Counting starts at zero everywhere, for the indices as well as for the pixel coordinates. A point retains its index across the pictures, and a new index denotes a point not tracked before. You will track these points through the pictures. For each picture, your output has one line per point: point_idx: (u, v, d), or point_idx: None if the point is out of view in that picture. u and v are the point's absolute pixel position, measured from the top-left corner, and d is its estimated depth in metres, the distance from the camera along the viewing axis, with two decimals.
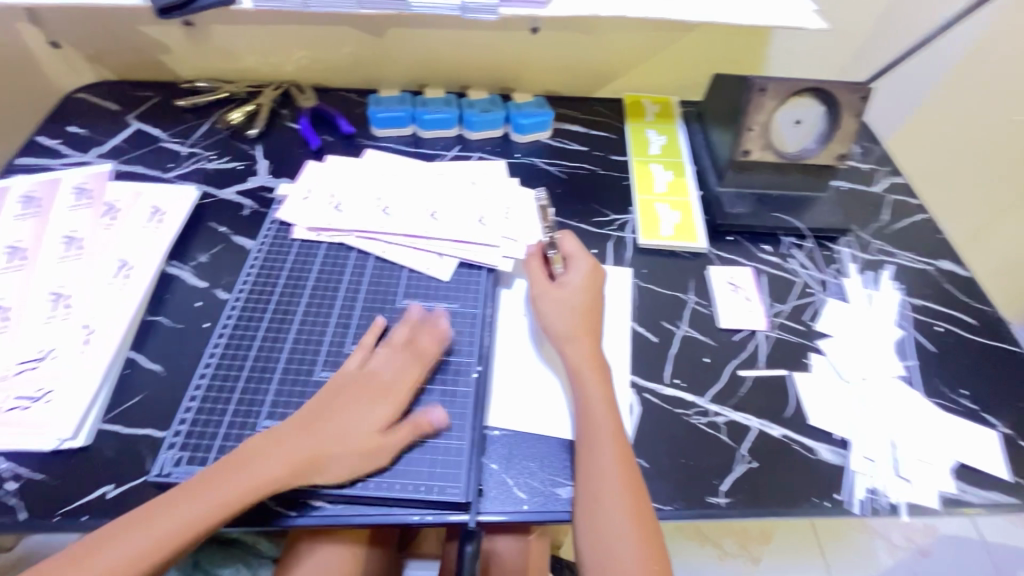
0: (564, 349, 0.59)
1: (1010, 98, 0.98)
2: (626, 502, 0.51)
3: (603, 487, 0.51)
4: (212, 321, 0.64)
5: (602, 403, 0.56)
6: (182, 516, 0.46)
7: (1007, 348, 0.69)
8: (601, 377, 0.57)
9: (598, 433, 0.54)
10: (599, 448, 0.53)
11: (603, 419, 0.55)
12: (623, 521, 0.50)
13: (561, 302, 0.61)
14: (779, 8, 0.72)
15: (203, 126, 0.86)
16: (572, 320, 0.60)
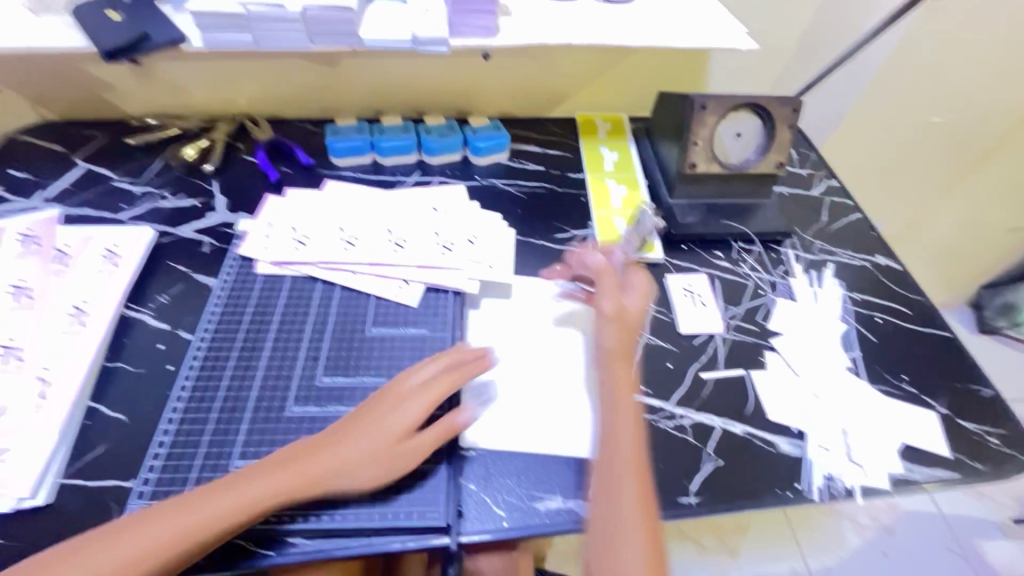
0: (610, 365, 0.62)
1: (925, 102, 1.07)
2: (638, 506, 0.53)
3: (617, 486, 0.53)
4: (177, 363, 0.63)
5: (633, 418, 0.58)
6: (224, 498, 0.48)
7: (939, 334, 0.75)
8: (635, 396, 0.60)
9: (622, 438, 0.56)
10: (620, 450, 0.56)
11: (630, 432, 0.57)
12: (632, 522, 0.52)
13: (617, 322, 0.65)
14: (713, 31, 0.77)
15: (156, 164, 0.85)
16: (622, 342, 0.64)
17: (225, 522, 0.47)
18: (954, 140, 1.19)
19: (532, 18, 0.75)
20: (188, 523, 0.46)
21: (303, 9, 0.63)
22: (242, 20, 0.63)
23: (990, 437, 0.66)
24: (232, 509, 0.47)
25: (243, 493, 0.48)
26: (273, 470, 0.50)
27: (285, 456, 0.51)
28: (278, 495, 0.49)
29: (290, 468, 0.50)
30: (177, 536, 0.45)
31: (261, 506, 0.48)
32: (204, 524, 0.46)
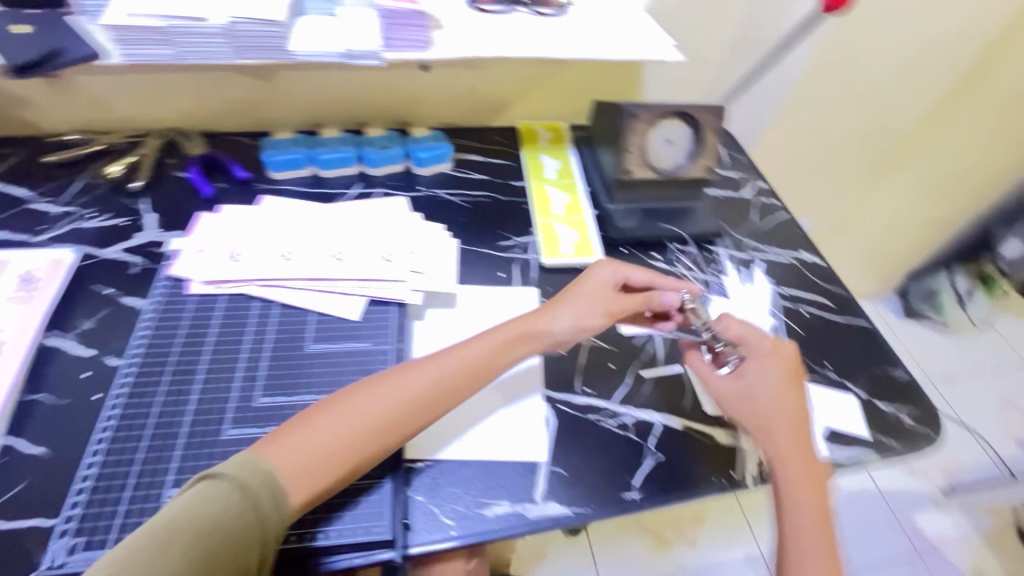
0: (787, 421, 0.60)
1: (841, 107, 1.15)
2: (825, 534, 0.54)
3: (800, 509, 0.55)
4: (104, 391, 0.60)
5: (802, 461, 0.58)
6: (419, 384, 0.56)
7: (858, 323, 0.81)
8: (801, 442, 0.59)
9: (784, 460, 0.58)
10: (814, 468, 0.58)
11: (797, 473, 0.57)
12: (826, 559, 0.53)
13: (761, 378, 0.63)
14: (641, 43, 0.80)
15: (77, 182, 0.81)
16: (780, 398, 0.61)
17: (416, 406, 0.54)
18: (871, 141, 1.28)
19: (466, 31, 0.76)
20: (393, 400, 0.54)
21: (228, 23, 0.62)
22: (163, 34, 0.61)
23: (904, 416, 0.71)
24: (405, 397, 0.54)
25: (411, 381, 0.55)
26: (438, 358, 0.58)
27: (470, 344, 0.60)
28: (457, 376, 0.57)
29: (477, 348, 0.60)
30: (367, 419, 0.52)
31: (449, 388, 0.57)
32: (376, 415, 0.53)
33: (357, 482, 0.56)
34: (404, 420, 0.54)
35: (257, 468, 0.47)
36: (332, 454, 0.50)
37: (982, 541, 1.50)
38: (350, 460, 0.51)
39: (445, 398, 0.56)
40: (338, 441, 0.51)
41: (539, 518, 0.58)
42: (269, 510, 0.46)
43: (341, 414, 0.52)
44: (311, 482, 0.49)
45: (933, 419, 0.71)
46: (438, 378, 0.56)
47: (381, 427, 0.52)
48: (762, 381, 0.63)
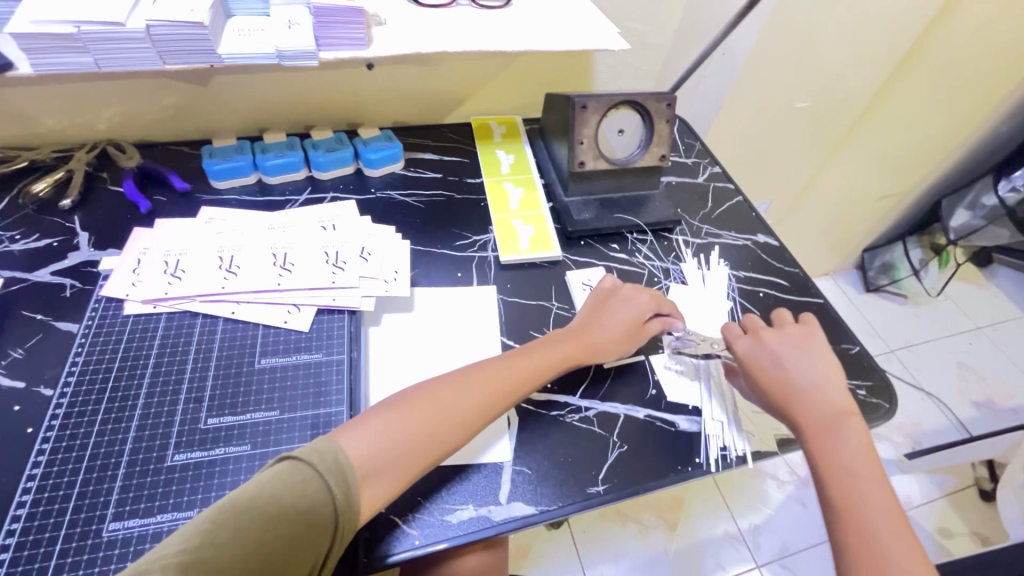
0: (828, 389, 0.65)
1: (790, 89, 1.17)
2: (884, 490, 0.58)
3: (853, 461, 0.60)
4: (35, 424, 0.57)
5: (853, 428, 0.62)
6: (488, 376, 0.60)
7: (813, 301, 0.82)
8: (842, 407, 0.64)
9: (819, 433, 0.62)
10: (851, 430, 0.62)
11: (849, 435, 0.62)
12: (886, 514, 0.56)
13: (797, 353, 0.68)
14: (587, 33, 0.79)
15: (1, 202, 0.76)
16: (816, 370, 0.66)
17: (482, 410, 0.57)
18: (821, 122, 1.31)
19: (407, 28, 0.74)
20: (465, 405, 0.57)
21: (146, 27, 0.58)
22: (75, 41, 0.57)
23: (858, 390, 0.73)
24: (473, 401, 0.57)
25: (478, 386, 0.58)
26: (499, 365, 0.61)
27: (525, 353, 0.63)
28: (520, 381, 0.61)
29: (539, 357, 0.63)
30: (432, 424, 0.54)
31: (509, 395, 0.60)
32: (446, 417, 0.55)
33: None
34: (471, 425, 0.57)
35: (335, 462, 0.48)
36: (405, 453, 0.52)
37: (945, 500, 1.56)
38: (419, 463, 0.53)
39: (507, 399, 0.59)
40: (411, 440, 0.53)
41: (505, 520, 0.57)
42: (344, 503, 0.47)
43: (412, 415, 0.54)
44: (384, 483, 0.50)
45: (887, 391, 0.73)
46: (507, 385, 0.60)
47: (449, 431, 0.55)
48: (765, 363, 0.67)
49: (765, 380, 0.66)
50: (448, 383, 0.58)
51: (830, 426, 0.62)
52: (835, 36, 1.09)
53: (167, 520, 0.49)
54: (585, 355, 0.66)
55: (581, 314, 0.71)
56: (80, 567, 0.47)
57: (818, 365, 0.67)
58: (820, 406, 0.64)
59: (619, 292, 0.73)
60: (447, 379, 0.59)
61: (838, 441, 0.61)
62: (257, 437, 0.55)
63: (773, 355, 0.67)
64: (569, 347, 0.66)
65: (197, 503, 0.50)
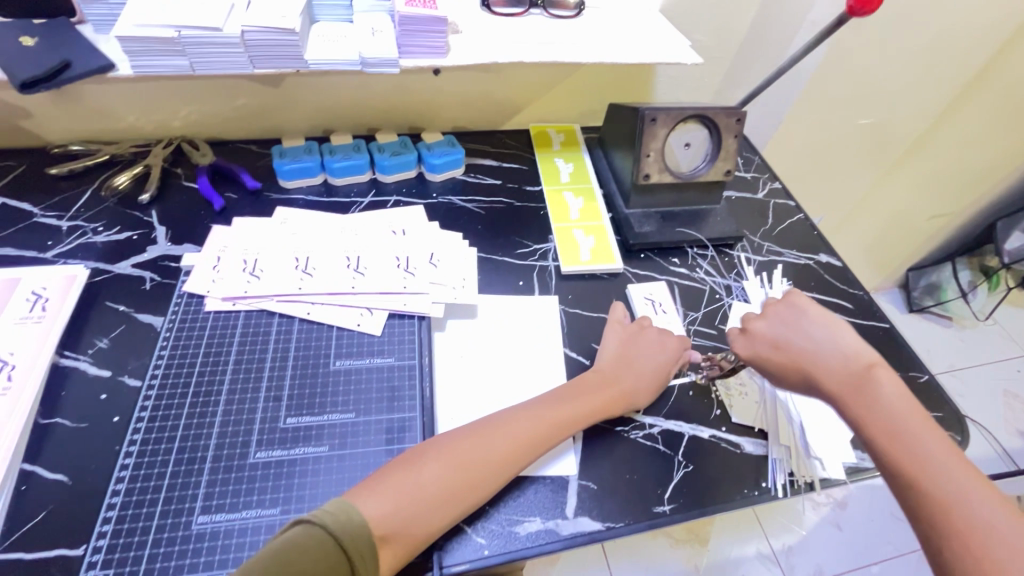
0: (836, 346, 0.61)
1: (853, 104, 1.14)
2: (939, 439, 0.52)
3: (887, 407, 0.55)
4: (123, 413, 0.59)
5: (880, 372, 0.58)
6: (514, 431, 0.56)
7: (879, 325, 0.80)
8: (857, 359, 0.60)
9: (849, 401, 0.58)
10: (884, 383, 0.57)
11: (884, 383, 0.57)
12: (955, 463, 0.50)
13: (801, 332, 0.64)
14: (659, 46, 0.79)
15: (84, 194, 0.79)
16: (818, 335, 0.63)
17: (510, 463, 0.55)
18: (880, 139, 1.27)
19: (482, 37, 0.74)
20: (489, 457, 0.54)
21: (242, 32, 0.60)
22: (175, 45, 0.59)
23: None
24: (497, 455, 0.54)
25: (501, 438, 0.55)
26: (527, 412, 0.58)
27: (553, 403, 0.60)
28: (549, 432, 0.58)
29: (569, 405, 0.60)
30: (450, 479, 0.51)
31: (539, 445, 0.57)
32: (465, 470, 0.52)
33: None
34: (498, 478, 0.54)
35: (347, 519, 0.45)
36: (426, 509, 0.50)
37: None
38: (444, 517, 0.51)
39: (536, 450, 0.57)
40: (432, 494, 0.50)
41: (572, 534, 0.57)
42: (357, 555, 0.44)
43: (434, 467, 0.52)
44: (406, 541, 0.48)
45: (959, 423, 0.71)
46: (537, 435, 0.57)
47: (473, 485, 0.52)
48: (767, 351, 0.64)
49: (777, 368, 0.63)
50: (465, 437, 0.55)
51: (859, 386, 0.58)
52: (905, 53, 1.06)
53: (252, 516, 0.51)
54: (618, 403, 0.63)
55: (608, 354, 0.68)
56: (172, 557, 0.48)
57: (828, 327, 0.63)
58: (841, 370, 0.59)
59: (645, 333, 0.70)
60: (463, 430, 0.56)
61: (871, 399, 0.56)
62: (335, 438, 0.56)
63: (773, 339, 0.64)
64: (602, 394, 0.62)
65: (280, 501, 0.52)
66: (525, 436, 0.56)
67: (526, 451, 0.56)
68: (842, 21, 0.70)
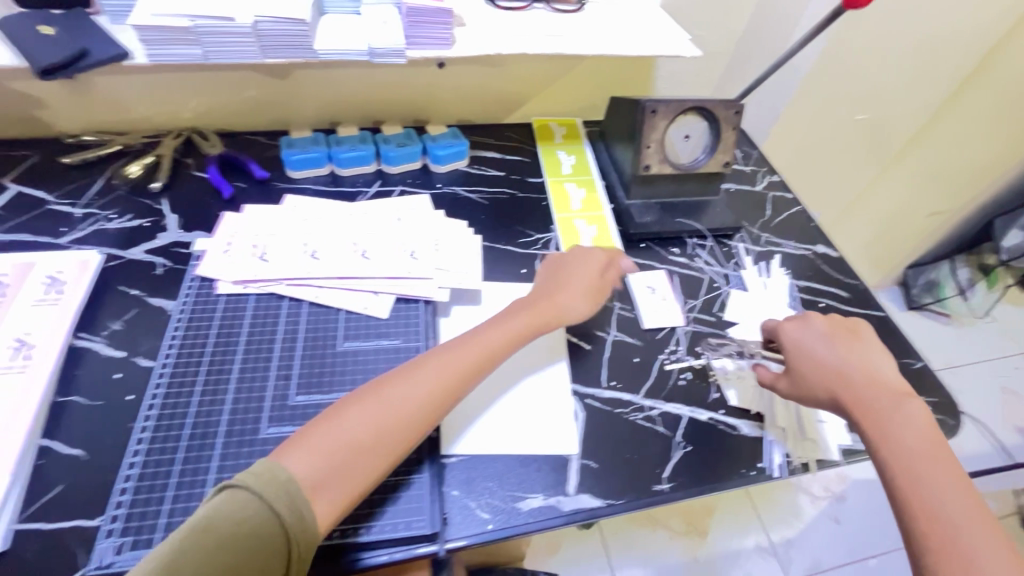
0: (878, 368, 0.63)
1: (851, 100, 1.16)
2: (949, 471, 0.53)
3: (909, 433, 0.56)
4: (137, 392, 0.61)
5: (908, 401, 0.59)
6: (436, 371, 0.57)
7: (875, 314, 0.82)
8: (893, 386, 0.61)
9: (874, 415, 0.58)
10: (910, 409, 0.58)
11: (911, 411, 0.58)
12: (956, 495, 0.51)
13: (844, 344, 0.65)
14: (660, 39, 0.80)
15: (96, 183, 0.80)
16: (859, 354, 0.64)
17: (436, 398, 0.55)
18: (878, 134, 1.29)
19: (486, 29, 0.76)
20: (411, 397, 0.54)
21: (254, 22, 0.62)
22: (189, 34, 0.61)
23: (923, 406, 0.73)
24: (423, 393, 0.55)
25: (428, 377, 0.56)
26: (451, 350, 0.59)
27: (481, 330, 0.62)
28: (471, 360, 0.59)
29: (492, 331, 0.62)
30: (380, 423, 0.52)
31: (463, 377, 0.58)
32: (395, 413, 0.53)
33: (409, 491, 0.56)
34: (423, 416, 0.54)
35: (272, 480, 0.46)
36: (355, 459, 0.50)
37: None
38: (376, 466, 0.51)
39: (463, 385, 0.57)
40: (364, 441, 0.51)
41: (573, 511, 0.58)
42: (285, 512, 0.45)
43: (364, 416, 0.52)
44: (336, 491, 0.48)
45: (952, 408, 0.72)
46: (459, 369, 0.58)
47: (399, 428, 0.52)
48: (812, 348, 0.66)
49: (813, 364, 0.64)
50: (393, 381, 0.55)
51: (889, 407, 0.59)
52: (901, 49, 1.08)
53: None
54: (545, 319, 0.66)
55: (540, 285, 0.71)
56: None
57: (872, 351, 0.65)
58: (875, 387, 0.61)
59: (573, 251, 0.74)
60: (393, 375, 0.56)
61: (894, 419, 0.57)
62: None
63: (819, 338, 0.66)
64: (531, 313, 0.65)
65: None
66: (449, 368, 0.57)
67: (450, 382, 0.57)
68: (838, 13, 0.71)
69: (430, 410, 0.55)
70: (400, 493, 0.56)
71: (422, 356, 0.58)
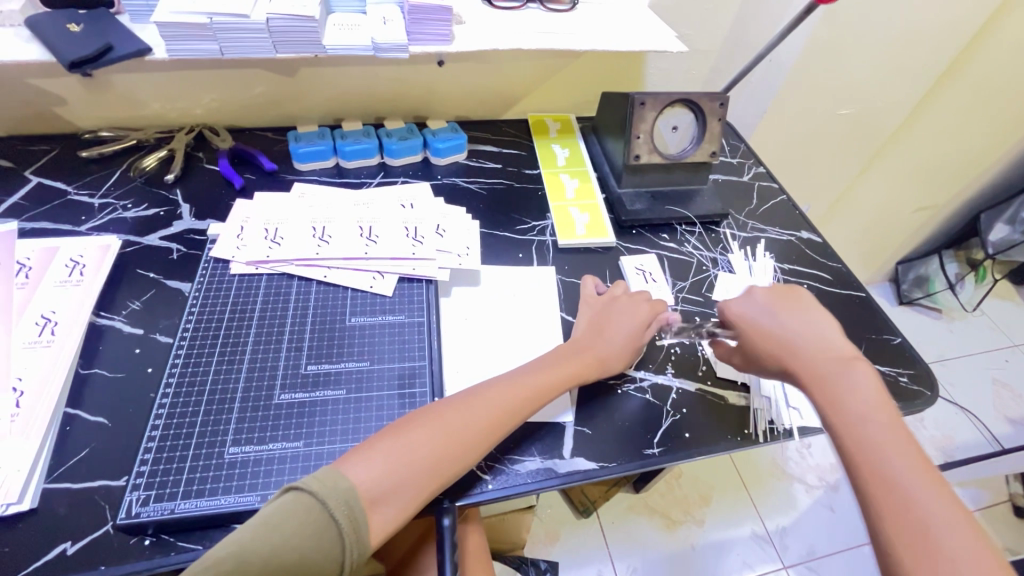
0: (823, 331, 0.64)
1: (834, 95, 1.21)
2: (903, 431, 0.54)
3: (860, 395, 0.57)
4: (156, 365, 0.64)
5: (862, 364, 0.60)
6: (493, 399, 0.59)
7: (855, 294, 0.86)
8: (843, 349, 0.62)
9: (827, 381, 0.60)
10: (850, 369, 0.59)
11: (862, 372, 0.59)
12: (908, 453, 0.52)
13: (789, 312, 0.66)
14: (647, 36, 0.85)
15: (113, 175, 0.84)
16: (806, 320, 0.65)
17: (492, 427, 0.57)
18: (861, 129, 1.34)
19: (484, 26, 0.81)
20: (466, 427, 0.56)
21: (267, 19, 0.66)
22: (207, 30, 0.66)
23: (900, 377, 0.76)
24: (481, 419, 0.57)
25: (484, 407, 0.58)
26: (504, 383, 0.61)
27: (536, 365, 0.64)
28: (531, 397, 0.61)
29: (538, 371, 0.63)
30: (437, 447, 0.54)
31: (518, 411, 0.59)
32: (453, 436, 0.55)
33: None
34: (480, 447, 0.56)
35: (336, 486, 0.48)
36: (412, 481, 0.52)
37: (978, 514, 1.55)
38: (431, 485, 0.53)
39: (517, 419, 0.59)
40: (420, 461, 0.52)
41: (568, 473, 0.62)
42: (344, 518, 0.47)
43: (425, 438, 0.54)
44: (395, 508, 0.50)
45: (929, 379, 0.76)
46: (515, 406, 0.59)
47: (459, 452, 0.55)
48: (754, 318, 0.67)
49: (758, 337, 0.65)
50: (445, 408, 0.57)
51: (835, 370, 0.59)
52: (882, 48, 1.13)
53: (278, 448, 0.56)
54: (595, 360, 0.66)
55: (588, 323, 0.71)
56: (208, 481, 0.54)
57: (819, 315, 0.66)
58: (824, 354, 0.61)
59: (620, 301, 0.73)
60: (443, 403, 0.58)
61: (839, 385, 0.58)
62: (351, 383, 0.62)
63: (765, 310, 0.67)
64: (574, 362, 0.65)
65: (303, 436, 0.57)
66: (506, 399, 0.59)
67: (506, 415, 0.59)
68: (813, 9, 0.76)
69: (490, 437, 0.57)
70: None
71: (475, 390, 0.60)
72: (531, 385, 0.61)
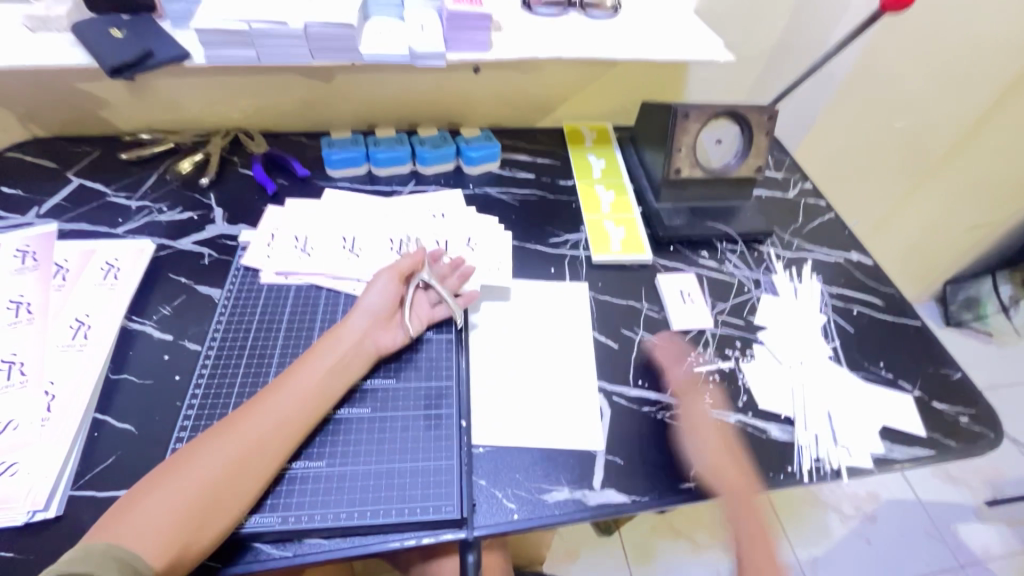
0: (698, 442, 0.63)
1: (888, 107, 1.14)
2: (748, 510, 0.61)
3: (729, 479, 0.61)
4: (184, 372, 0.64)
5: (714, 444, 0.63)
6: (279, 402, 0.55)
7: (910, 323, 0.80)
8: (712, 432, 0.65)
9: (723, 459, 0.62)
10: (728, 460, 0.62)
11: (719, 453, 0.63)
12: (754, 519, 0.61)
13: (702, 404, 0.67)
14: (693, 45, 0.81)
15: (150, 178, 0.85)
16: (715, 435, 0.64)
17: (274, 426, 0.53)
18: (914, 143, 1.26)
19: (523, 34, 0.79)
20: (224, 450, 0.51)
21: (305, 26, 0.65)
22: (245, 37, 0.65)
23: (961, 417, 0.70)
24: (258, 425, 0.53)
25: (260, 413, 0.54)
26: (284, 380, 0.57)
27: (303, 361, 0.59)
28: (318, 381, 0.57)
29: (298, 370, 0.58)
30: (204, 474, 0.49)
31: (307, 397, 0.56)
32: (228, 453, 0.51)
33: (428, 474, 0.57)
34: (254, 459, 0.51)
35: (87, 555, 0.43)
36: (181, 518, 0.47)
37: None
38: (208, 511, 0.48)
39: (307, 405, 0.56)
40: (190, 490, 0.48)
41: (598, 505, 0.58)
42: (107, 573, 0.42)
43: (189, 469, 0.49)
44: (165, 544, 0.45)
45: (993, 420, 0.70)
46: (283, 411, 0.54)
47: (236, 465, 0.50)
48: (699, 419, 0.65)
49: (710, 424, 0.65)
50: (204, 441, 0.52)
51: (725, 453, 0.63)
52: (943, 58, 1.06)
53: (300, 467, 0.55)
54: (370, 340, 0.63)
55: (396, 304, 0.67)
56: None
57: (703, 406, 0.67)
58: (716, 436, 0.64)
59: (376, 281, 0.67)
60: (208, 433, 0.53)
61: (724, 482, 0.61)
62: (376, 402, 0.61)
63: (694, 414, 0.66)
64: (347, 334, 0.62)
65: (325, 455, 0.57)
66: (293, 392, 0.56)
67: (287, 410, 0.55)
68: (876, 19, 0.71)
69: (273, 434, 0.53)
70: (419, 478, 0.56)
71: (241, 408, 0.55)
72: (314, 370, 0.58)
